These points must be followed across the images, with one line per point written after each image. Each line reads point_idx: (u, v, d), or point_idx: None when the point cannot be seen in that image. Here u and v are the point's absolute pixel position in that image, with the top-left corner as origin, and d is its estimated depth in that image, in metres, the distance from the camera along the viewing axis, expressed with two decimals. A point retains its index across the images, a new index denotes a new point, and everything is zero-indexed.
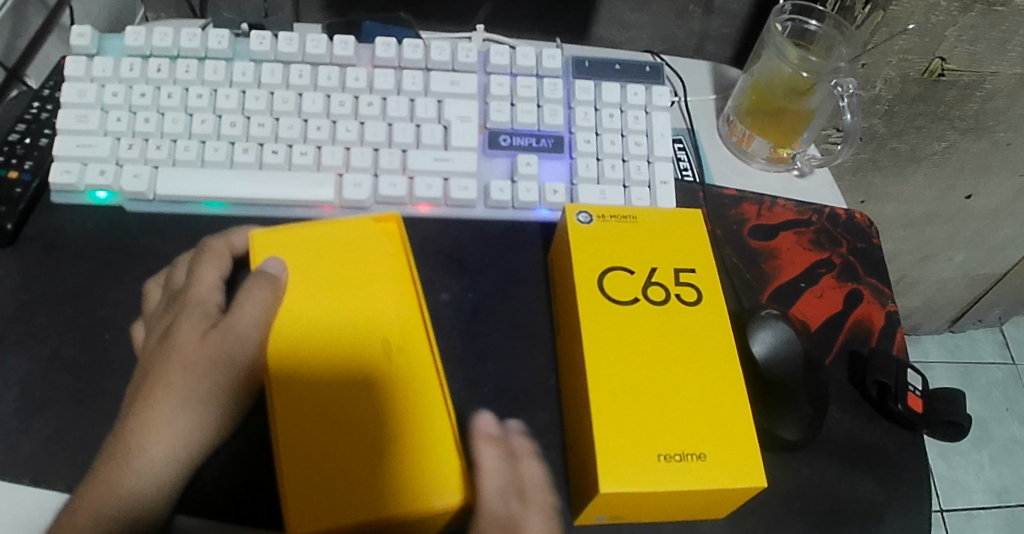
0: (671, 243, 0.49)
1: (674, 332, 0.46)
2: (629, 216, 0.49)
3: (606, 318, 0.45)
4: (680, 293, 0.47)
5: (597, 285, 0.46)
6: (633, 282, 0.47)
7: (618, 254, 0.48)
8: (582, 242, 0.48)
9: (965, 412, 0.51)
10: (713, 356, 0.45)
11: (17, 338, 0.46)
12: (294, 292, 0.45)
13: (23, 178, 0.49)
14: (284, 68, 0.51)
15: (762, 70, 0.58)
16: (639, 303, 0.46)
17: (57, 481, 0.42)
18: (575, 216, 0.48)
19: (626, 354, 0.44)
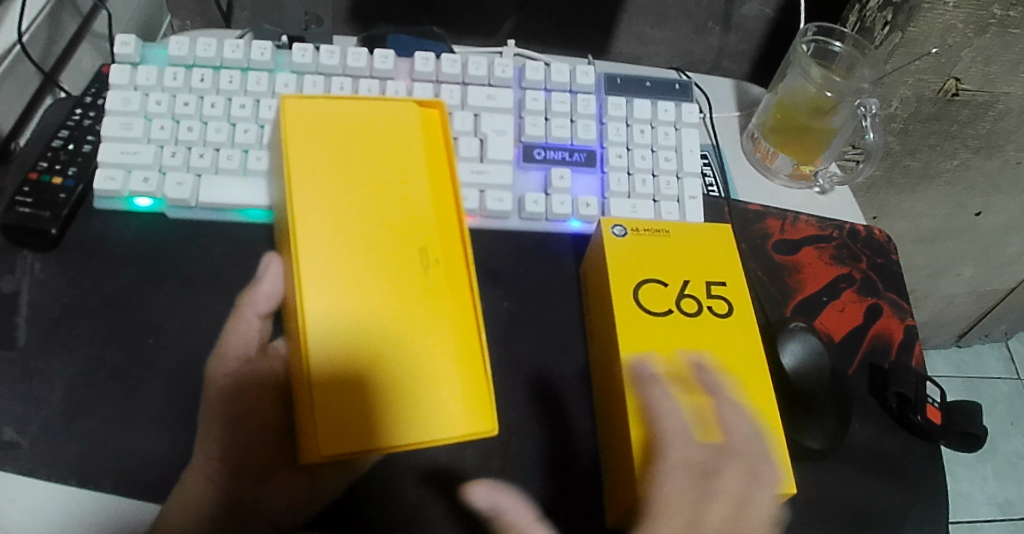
0: (703, 255, 0.50)
1: (707, 344, 0.47)
2: (663, 229, 0.50)
3: (642, 329, 0.46)
4: (712, 305, 0.48)
5: (632, 297, 0.47)
6: (667, 294, 0.48)
7: (652, 267, 0.49)
8: (617, 254, 0.49)
9: (979, 424, 0.53)
10: (746, 367, 0.46)
11: (61, 341, 0.47)
12: (324, 172, 0.41)
13: (67, 184, 0.50)
14: (326, 80, 0.53)
15: (786, 90, 0.60)
16: (673, 314, 0.47)
17: (103, 482, 0.44)
18: (610, 228, 0.50)
19: (663, 364, 0.45)
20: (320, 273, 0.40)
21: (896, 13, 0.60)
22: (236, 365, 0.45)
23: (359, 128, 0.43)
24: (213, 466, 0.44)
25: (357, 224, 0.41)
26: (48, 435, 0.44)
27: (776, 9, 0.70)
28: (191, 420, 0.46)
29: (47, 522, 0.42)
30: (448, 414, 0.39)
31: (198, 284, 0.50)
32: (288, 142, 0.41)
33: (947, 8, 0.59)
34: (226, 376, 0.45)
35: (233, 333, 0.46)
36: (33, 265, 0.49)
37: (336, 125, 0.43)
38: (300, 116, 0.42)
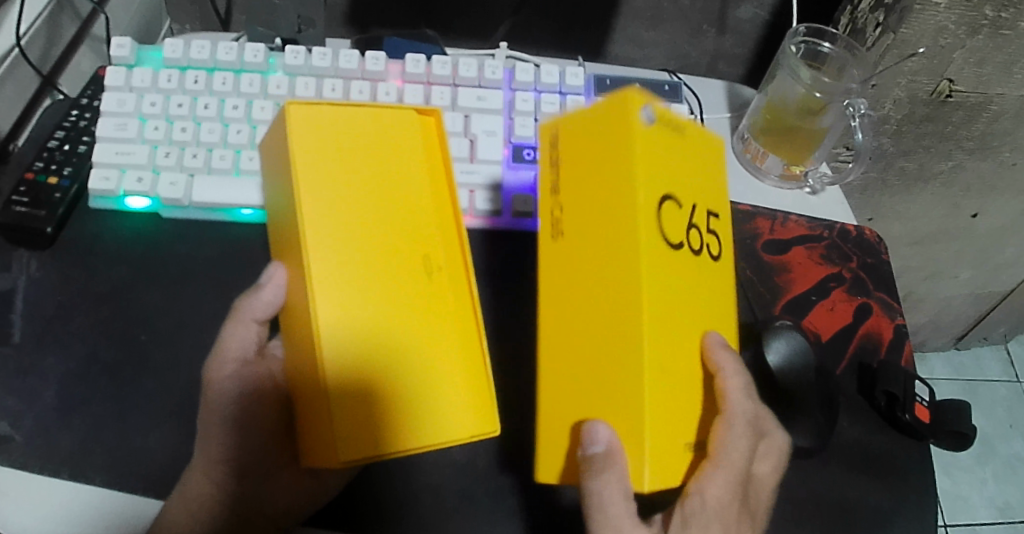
0: (710, 174, 0.41)
1: (709, 290, 0.40)
2: (688, 131, 0.39)
3: (660, 266, 0.36)
4: (710, 243, 0.41)
5: (655, 216, 0.36)
6: (679, 220, 0.38)
7: (671, 180, 0.37)
8: (646, 150, 0.36)
9: (968, 422, 0.53)
10: (728, 320, 0.43)
11: (54, 337, 0.48)
12: (330, 177, 0.41)
13: (63, 184, 0.51)
14: (317, 81, 0.54)
15: (775, 90, 0.60)
16: (685, 250, 0.38)
17: (94, 475, 0.44)
18: (640, 110, 0.36)
19: (678, 315, 0.37)
20: (327, 281, 0.39)
21: (888, 14, 0.60)
22: (234, 368, 0.45)
23: (363, 132, 0.43)
24: (217, 466, 0.44)
25: (363, 230, 0.41)
26: (40, 430, 0.45)
27: (770, 12, 0.71)
28: (182, 415, 0.46)
29: (40, 516, 0.43)
30: (454, 419, 0.40)
31: (190, 282, 0.51)
32: (292, 147, 0.41)
33: (938, 9, 0.59)
34: (225, 379, 0.44)
35: (231, 337, 0.45)
36: (28, 263, 0.50)
37: (341, 129, 0.42)
38: (301, 123, 0.41)
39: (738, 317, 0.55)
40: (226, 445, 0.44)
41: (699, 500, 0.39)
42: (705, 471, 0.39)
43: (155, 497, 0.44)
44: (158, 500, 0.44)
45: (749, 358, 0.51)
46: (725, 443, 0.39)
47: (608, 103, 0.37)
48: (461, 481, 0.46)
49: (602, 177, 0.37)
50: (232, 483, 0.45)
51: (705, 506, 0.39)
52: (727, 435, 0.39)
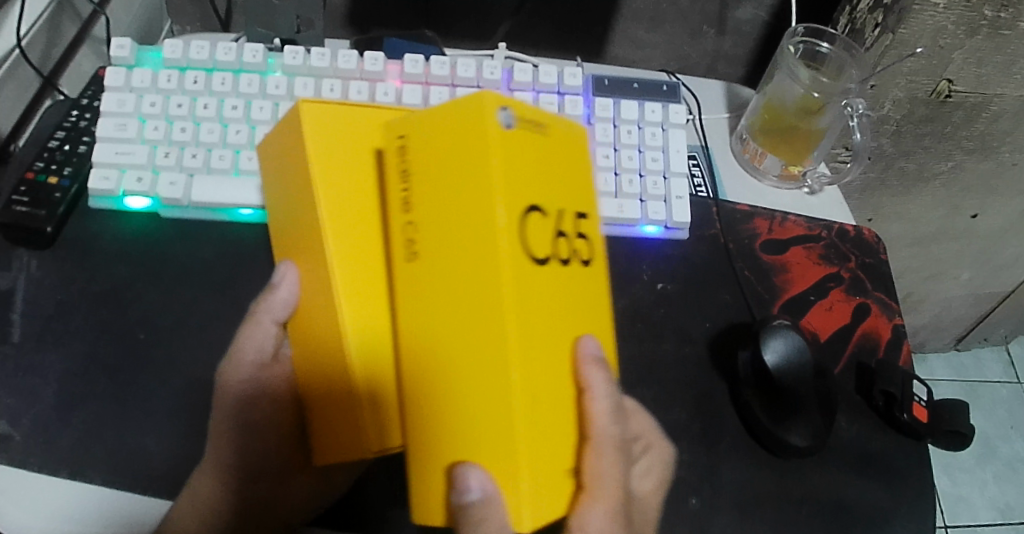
0: (574, 172, 0.39)
1: (579, 300, 0.38)
2: (539, 129, 0.37)
3: (524, 281, 0.34)
4: (580, 247, 0.39)
5: (517, 228, 0.34)
6: (545, 228, 0.36)
7: (530, 189, 0.35)
8: (505, 157, 0.34)
9: (965, 421, 0.53)
10: (603, 329, 0.40)
11: (55, 337, 0.48)
12: (350, 178, 0.41)
13: (62, 184, 0.51)
14: (316, 81, 0.54)
15: (774, 90, 0.60)
16: (552, 262, 0.36)
17: (94, 474, 0.44)
18: (497, 113, 0.34)
19: (544, 331, 0.35)
20: (352, 282, 0.40)
21: (886, 14, 0.60)
22: (244, 373, 0.45)
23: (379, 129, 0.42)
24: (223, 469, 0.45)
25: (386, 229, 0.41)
26: (40, 428, 0.45)
27: (769, 13, 0.71)
28: (181, 414, 0.47)
29: (40, 514, 0.43)
30: None
31: (189, 282, 0.51)
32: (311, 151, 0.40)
33: (937, 10, 0.59)
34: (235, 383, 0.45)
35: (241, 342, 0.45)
36: (29, 263, 0.50)
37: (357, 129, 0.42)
38: (320, 124, 0.41)
39: (736, 317, 0.55)
40: (230, 449, 0.45)
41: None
42: (589, 507, 0.36)
43: (154, 495, 0.44)
44: (157, 498, 0.44)
45: (747, 357, 0.51)
46: (604, 473, 0.36)
47: (462, 103, 0.35)
48: None
49: (456, 187, 0.34)
50: (239, 486, 0.46)
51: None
52: (600, 465, 0.36)
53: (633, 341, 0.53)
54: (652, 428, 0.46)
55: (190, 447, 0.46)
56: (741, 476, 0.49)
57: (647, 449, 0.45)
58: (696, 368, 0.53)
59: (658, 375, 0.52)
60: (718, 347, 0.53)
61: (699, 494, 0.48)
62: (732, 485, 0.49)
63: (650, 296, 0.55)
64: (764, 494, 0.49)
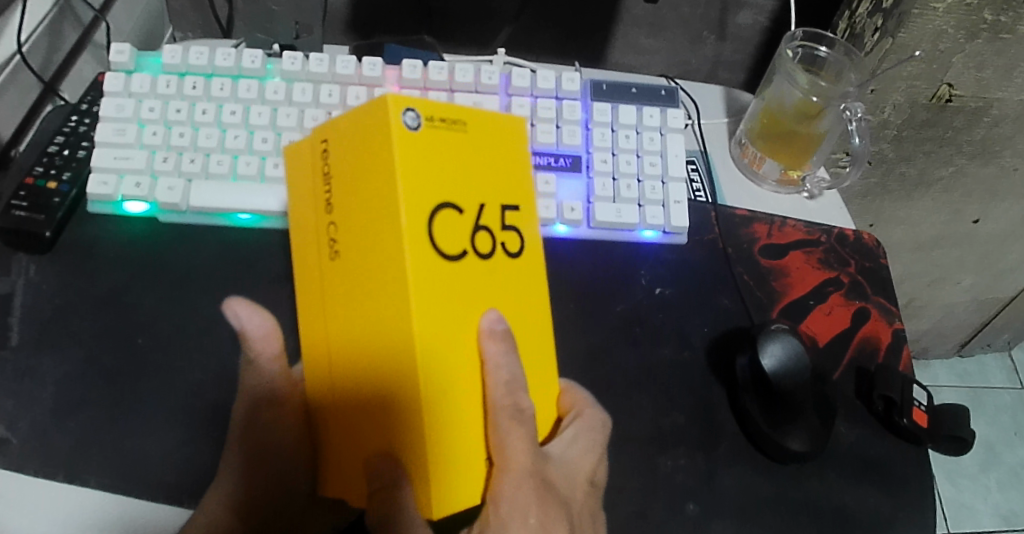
0: (493, 165, 0.39)
1: (497, 291, 0.38)
2: (454, 123, 0.37)
3: (429, 276, 0.34)
4: (504, 241, 0.39)
5: (423, 227, 0.34)
6: (460, 226, 0.36)
7: (444, 188, 0.36)
8: (408, 158, 0.34)
9: (967, 427, 0.52)
10: (531, 319, 0.41)
11: (52, 341, 0.48)
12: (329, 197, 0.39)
13: (62, 188, 0.51)
14: (314, 87, 0.54)
15: (773, 95, 0.60)
16: (466, 257, 0.37)
17: (89, 477, 0.44)
18: (402, 115, 0.34)
19: (453, 324, 0.36)
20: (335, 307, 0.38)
21: (886, 18, 0.60)
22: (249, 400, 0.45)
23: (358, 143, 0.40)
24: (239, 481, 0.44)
25: None
26: (36, 432, 0.45)
27: (769, 18, 0.71)
28: (177, 419, 0.47)
29: (36, 518, 0.43)
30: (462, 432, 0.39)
31: (187, 287, 0.51)
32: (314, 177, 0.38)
33: (937, 13, 0.59)
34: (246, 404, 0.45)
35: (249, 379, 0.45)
36: (27, 267, 0.50)
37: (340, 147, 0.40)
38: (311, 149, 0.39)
39: (735, 321, 0.55)
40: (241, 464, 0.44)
41: (494, 512, 0.37)
42: (501, 483, 0.37)
43: (149, 499, 0.44)
44: (152, 502, 0.44)
45: (746, 363, 0.51)
46: (510, 450, 0.37)
47: (371, 110, 0.35)
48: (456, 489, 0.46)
49: (367, 190, 0.35)
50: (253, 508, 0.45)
51: (504, 519, 0.37)
52: (507, 452, 0.37)
53: (631, 346, 0.53)
54: (583, 399, 0.45)
55: (186, 453, 0.46)
56: (738, 481, 0.49)
57: (574, 418, 0.44)
58: (694, 372, 0.52)
59: (655, 379, 0.52)
60: (715, 353, 0.53)
61: (696, 499, 0.48)
62: (730, 489, 0.49)
63: (648, 301, 0.55)
64: (763, 499, 0.49)
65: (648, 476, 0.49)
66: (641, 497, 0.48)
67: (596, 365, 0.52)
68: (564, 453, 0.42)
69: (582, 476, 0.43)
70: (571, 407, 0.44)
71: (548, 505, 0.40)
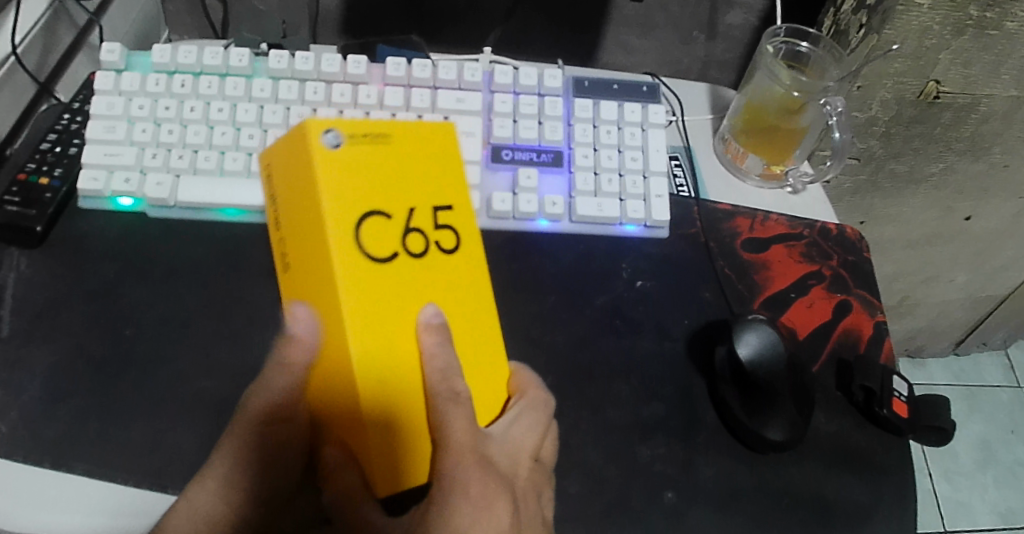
0: (427, 170, 0.40)
1: (433, 289, 0.39)
2: (380, 134, 0.39)
3: (354, 281, 0.37)
4: (439, 240, 0.40)
5: (348, 234, 0.37)
6: (390, 230, 0.38)
7: (369, 195, 0.38)
8: (329, 175, 0.37)
9: (947, 417, 0.53)
10: (476, 316, 0.41)
11: (43, 332, 0.49)
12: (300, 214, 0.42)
13: (53, 185, 0.53)
14: (300, 85, 0.55)
15: (755, 91, 0.61)
16: (398, 258, 0.38)
17: (77, 464, 0.45)
18: (322, 137, 0.37)
19: (384, 325, 0.37)
20: None
21: (870, 15, 0.61)
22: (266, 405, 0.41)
23: None
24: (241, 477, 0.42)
25: None
26: (26, 420, 0.46)
27: (759, 18, 0.72)
28: (163, 408, 0.47)
29: (24, 504, 0.44)
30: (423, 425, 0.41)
31: (175, 280, 0.52)
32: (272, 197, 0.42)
33: (922, 10, 0.60)
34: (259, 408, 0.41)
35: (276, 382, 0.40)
36: (19, 261, 0.51)
37: None
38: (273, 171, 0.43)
39: (715, 314, 0.55)
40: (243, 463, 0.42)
41: (439, 490, 0.37)
42: (442, 463, 0.37)
43: (134, 486, 0.45)
44: (137, 488, 0.45)
45: (723, 353, 0.51)
46: (452, 430, 0.37)
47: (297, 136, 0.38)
48: None
49: (303, 208, 0.38)
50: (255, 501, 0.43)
51: (445, 496, 0.36)
52: (447, 432, 0.38)
53: (612, 338, 0.53)
54: (528, 379, 0.44)
55: (171, 441, 0.47)
56: (717, 471, 0.50)
57: (518, 398, 0.43)
58: (674, 363, 0.53)
59: (636, 371, 0.52)
60: (695, 344, 0.54)
61: (675, 488, 0.49)
62: (709, 479, 0.49)
63: (631, 294, 0.55)
64: (742, 489, 0.49)
65: (626, 465, 0.49)
66: (620, 485, 0.48)
67: (577, 356, 0.52)
68: (506, 431, 0.41)
69: (523, 455, 0.42)
70: (517, 387, 0.44)
71: (490, 479, 0.38)
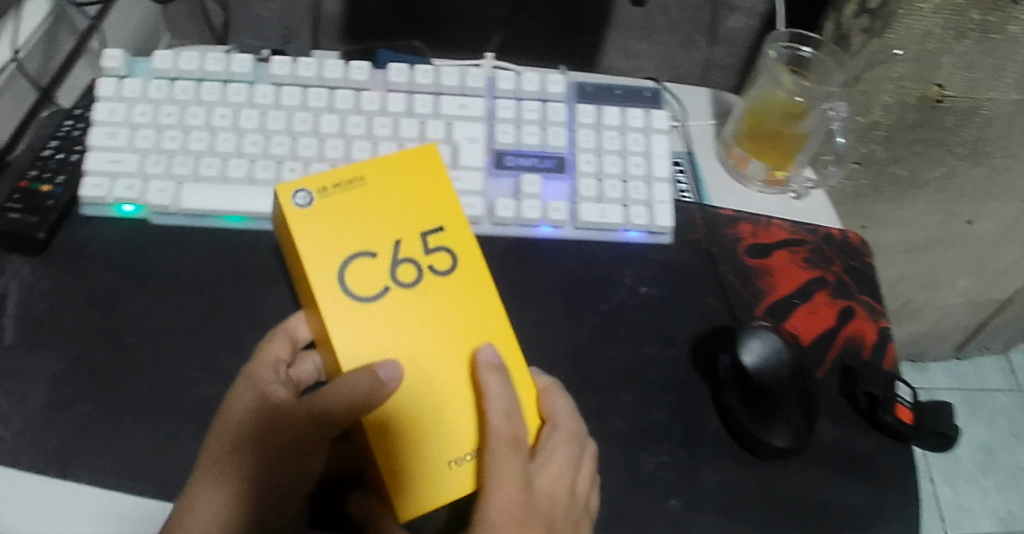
0: (402, 204, 0.45)
1: (427, 312, 0.44)
2: (349, 183, 0.45)
3: (351, 318, 0.43)
4: (430, 262, 0.45)
5: (335, 282, 0.44)
6: (376, 266, 0.44)
7: (352, 238, 0.44)
8: (304, 229, 0.44)
9: (953, 424, 0.52)
10: (480, 331, 0.45)
11: (45, 340, 0.49)
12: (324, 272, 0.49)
13: (56, 192, 0.53)
14: (302, 91, 0.55)
15: (757, 95, 0.61)
16: (389, 290, 0.44)
17: (80, 473, 0.45)
18: (291, 198, 0.44)
19: (382, 349, 0.43)
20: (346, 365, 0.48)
21: (873, 19, 0.62)
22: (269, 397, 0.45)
23: None
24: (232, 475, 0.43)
25: None
26: (29, 429, 0.46)
27: (759, 21, 0.71)
28: (165, 416, 0.47)
29: (25, 514, 0.44)
30: None
31: (178, 287, 0.52)
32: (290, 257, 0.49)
33: (923, 14, 0.60)
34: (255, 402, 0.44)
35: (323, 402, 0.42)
36: (21, 268, 0.51)
37: None
38: None
39: (718, 320, 0.55)
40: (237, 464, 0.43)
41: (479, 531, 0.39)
42: (486, 507, 0.40)
43: (137, 496, 0.45)
44: (140, 497, 0.45)
45: (727, 361, 0.51)
46: (499, 476, 0.40)
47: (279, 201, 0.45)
48: None
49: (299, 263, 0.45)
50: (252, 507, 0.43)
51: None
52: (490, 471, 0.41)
53: (615, 345, 0.53)
54: (566, 408, 0.46)
55: (175, 449, 0.46)
56: (719, 477, 0.49)
57: (554, 428, 0.45)
58: (677, 370, 0.53)
59: (640, 378, 0.52)
60: (698, 352, 0.54)
61: (678, 495, 0.49)
62: (713, 486, 0.49)
63: (634, 301, 0.55)
64: (745, 496, 0.49)
65: (630, 472, 0.49)
66: (623, 493, 0.48)
67: (580, 363, 0.52)
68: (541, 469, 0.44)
69: (561, 494, 0.43)
70: (552, 414, 0.45)
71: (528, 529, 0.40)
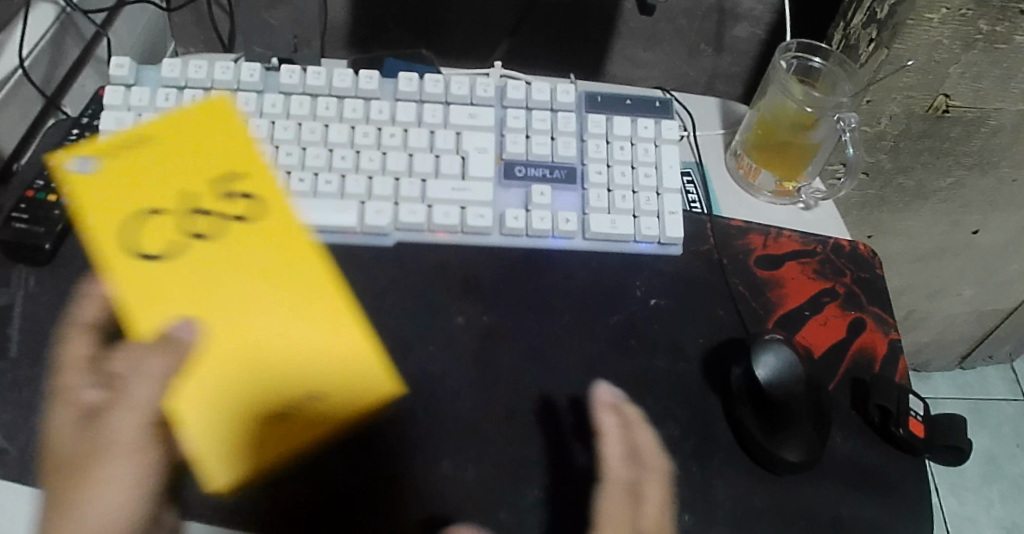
0: (184, 155, 0.45)
1: (217, 265, 0.43)
2: (128, 146, 0.46)
3: (127, 279, 0.43)
4: (236, 208, 0.44)
5: (123, 251, 0.43)
6: (163, 226, 0.44)
7: (129, 195, 0.44)
8: (86, 197, 0.45)
9: (964, 437, 0.52)
10: (281, 274, 0.44)
11: (51, 353, 0.48)
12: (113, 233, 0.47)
13: (61, 202, 0.52)
14: (312, 100, 0.55)
15: (767, 106, 0.61)
16: (167, 251, 0.43)
17: None
18: (71, 163, 0.45)
19: (138, 303, 0.42)
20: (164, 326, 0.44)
21: (881, 30, 0.60)
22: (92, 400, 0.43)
23: None
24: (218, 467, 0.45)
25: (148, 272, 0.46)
26: (35, 442, 0.46)
27: (766, 31, 0.71)
28: None
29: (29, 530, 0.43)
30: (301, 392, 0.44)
31: None
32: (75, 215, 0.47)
33: (932, 24, 0.60)
34: None
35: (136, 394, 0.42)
36: (27, 280, 0.51)
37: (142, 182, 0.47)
38: None
39: (729, 332, 0.55)
40: None
41: None
42: None
43: None
44: None
45: (739, 374, 0.51)
46: (605, 513, 0.45)
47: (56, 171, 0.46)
48: (447, 495, 0.47)
49: None
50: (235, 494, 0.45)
51: None
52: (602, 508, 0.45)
53: (625, 357, 0.53)
54: (649, 444, 0.48)
55: None
56: (734, 492, 0.49)
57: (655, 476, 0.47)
58: (688, 382, 0.52)
59: (650, 390, 0.52)
60: (710, 364, 0.53)
61: (692, 510, 0.48)
62: (726, 500, 0.48)
63: (643, 312, 0.55)
64: (759, 511, 0.48)
65: None
66: None
67: (591, 375, 0.52)
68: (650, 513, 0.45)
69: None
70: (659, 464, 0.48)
71: None
